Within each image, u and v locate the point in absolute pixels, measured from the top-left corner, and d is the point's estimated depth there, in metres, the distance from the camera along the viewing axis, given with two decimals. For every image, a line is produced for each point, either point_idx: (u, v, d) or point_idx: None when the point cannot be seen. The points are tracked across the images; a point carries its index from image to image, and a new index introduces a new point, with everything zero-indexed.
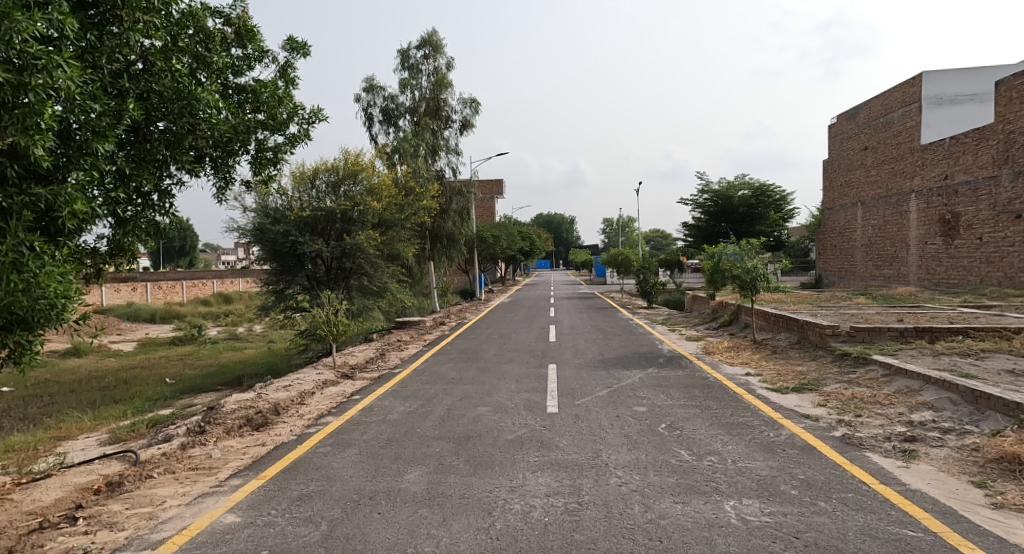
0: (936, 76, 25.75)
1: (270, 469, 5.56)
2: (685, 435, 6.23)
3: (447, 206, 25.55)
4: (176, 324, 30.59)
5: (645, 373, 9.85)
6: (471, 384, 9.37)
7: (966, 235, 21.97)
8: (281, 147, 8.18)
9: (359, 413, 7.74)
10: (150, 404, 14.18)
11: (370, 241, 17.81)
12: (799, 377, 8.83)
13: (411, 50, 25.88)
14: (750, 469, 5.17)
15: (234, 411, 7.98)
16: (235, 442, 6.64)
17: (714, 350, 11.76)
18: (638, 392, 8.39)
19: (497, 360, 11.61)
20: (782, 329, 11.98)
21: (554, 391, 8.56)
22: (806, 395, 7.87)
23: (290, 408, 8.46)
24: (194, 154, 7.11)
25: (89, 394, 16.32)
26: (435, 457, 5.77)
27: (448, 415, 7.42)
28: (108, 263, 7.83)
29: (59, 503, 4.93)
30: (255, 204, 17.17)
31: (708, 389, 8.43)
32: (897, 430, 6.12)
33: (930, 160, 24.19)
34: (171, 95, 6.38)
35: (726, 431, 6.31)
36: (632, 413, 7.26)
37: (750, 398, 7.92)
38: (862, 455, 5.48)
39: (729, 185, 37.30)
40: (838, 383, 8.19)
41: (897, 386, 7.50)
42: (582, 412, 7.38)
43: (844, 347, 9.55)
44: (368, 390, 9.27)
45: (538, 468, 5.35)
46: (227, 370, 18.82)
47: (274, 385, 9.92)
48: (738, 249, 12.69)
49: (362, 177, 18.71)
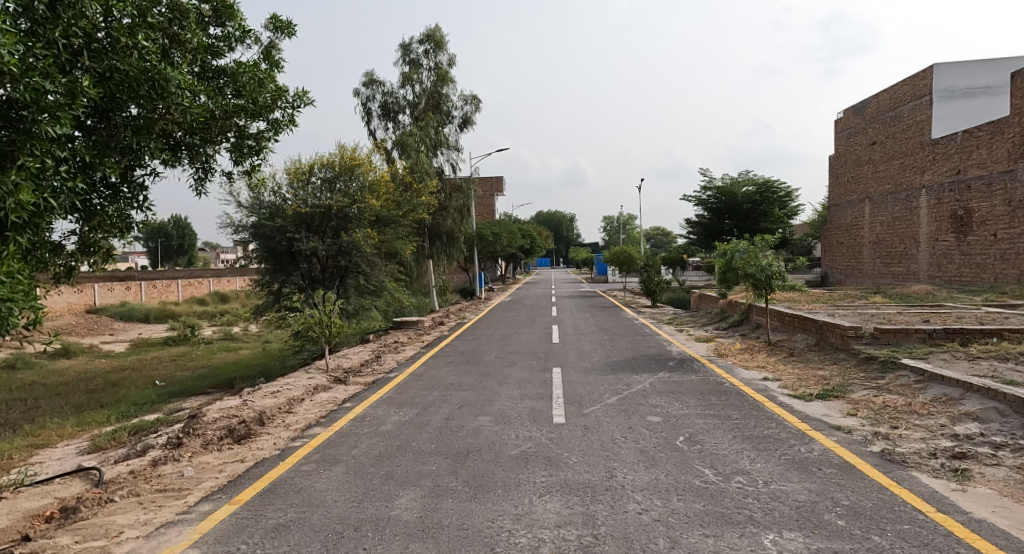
0: (947, 69, 25.10)
1: (245, 491, 4.96)
2: (707, 451, 5.64)
3: (447, 203, 24.94)
4: (169, 324, 29.87)
5: (655, 377, 9.26)
6: (471, 390, 8.76)
7: (980, 231, 21.38)
8: (264, 135, 7.54)
9: (349, 423, 7.14)
10: (136, 408, 13.61)
11: (368, 239, 17.32)
12: (822, 382, 8.24)
13: (412, 45, 25.26)
14: (785, 492, 4.61)
15: (215, 421, 7.41)
16: (212, 458, 6.02)
17: (726, 353, 11.15)
18: (651, 400, 7.79)
19: (498, 363, 11.00)
20: (798, 330, 11.38)
21: (560, 399, 7.95)
22: (832, 404, 7.29)
23: (276, 417, 7.86)
24: (165, 141, 6.50)
25: (76, 397, 15.71)
26: (430, 477, 5.17)
27: (445, 426, 6.84)
28: (82, 261, 7.24)
29: (2, 535, 4.35)
30: (249, 199, 16.62)
31: (726, 396, 7.84)
32: (942, 445, 5.53)
33: (942, 155, 23.56)
34: (137, 75, 5.78)
35: (751, 446, 5.72)
36: (646, 423, 6.69)
37: (771, 406, 7.33)
38: (909, 476, 4.89)
39: (733, 182, 36.66)
40: (866, 389, 7.61)
41: (934, 394, 6.90)
42: (591, 422, 6.79)
43: (868, 350, 8.94)
44: (360, 397, 8.67)
45: (546, 491, 4.78)
46: (220, 373, 18.19)
47: (262, 391, 9.33)
48: (750, 246, 12.07)
49: (359, 173, 17.99)
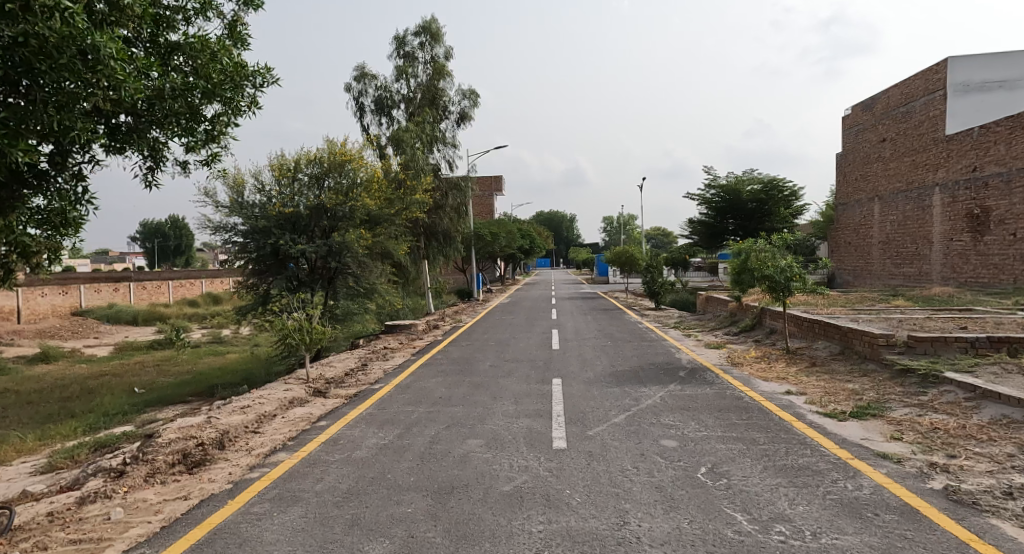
0: (963, 62, 24.14)
1: (176, 544, 4.10)
2: (736, 487, 4.75)
3: (443, 201, 24.06)
4: (157, 327, 28.94)
5: (665, 391, 8.35)
6: (461, 406, 7.86)
7: (998, 230, 20.49)
8: (222, 119, 6.69)
9: (320, 448, 6.26)
10: (105, 420, 12.70)
11: (360, 240, 16.43)
12: (854, 398, 7.34)
13: (408, 37, 24.34)
14: (841, 551, 3.72)
15: (168, 444, 6.52)
16: (150, 495, 5.09)
17: (741, 361, 10.24)
18: (663, 419, 6.88)
19: (492, 373, 10.09)
20: (819, 337, 10.48)
21: (560, 417, 7.04)
22: (870, 424, 6.40)
23: (241, 438, 6.96)
24: (94, 122, 5.60)
25: (47, 407, 14.78)
26: (404, 524, 4.30)
27: (428, 452, 5.94)
28: (19, 262, 6.42)
29: None
30: (229, 199, 15.76)
31: (748, 414, 6.93)
32: (1016, 482, 4.65)
33: (957, 152, 22.67)
34: (58, 42, 4.87)
35: (788, 482, 4.83)
36: (660, 449, 5.79)
37: (801, 427, 6.42)
38: (989, 525, 4.00)
39: (738, 180, 35.69)
40: (906, 407, 6.73)
41: (990, 415, 6.03)
42: (596, 448, 5.90)
43: (904, 361, 8.03)
44: (338, 414, 7.77)
45: (544, 546, 3.90)
46: (202, 379, 17.27)
47: (230, 406, 8.42)
48: (767, 245, 11.14)
49: (350, 170, 17.05)
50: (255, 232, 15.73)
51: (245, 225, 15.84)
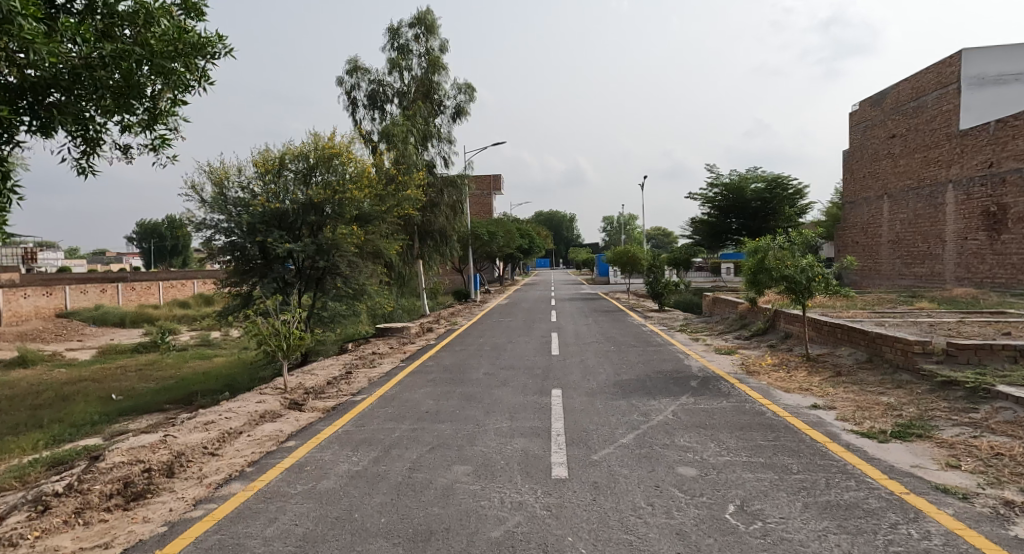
0: (977, 54, 23.31)
1: None
2: (775, 534, 3.89)
3: (437, 200, 23.12)
4: (143, 330, 27.95)
5: (677, 405, 7.46)
6: (449, 423, 6.98)
7: (1017, 228, 19.63)
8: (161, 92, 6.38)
9: (282, 476, 5.39)
10: (72, 430, 11.80)
11: (350, 238, 15.55)
12: (892, 414, 6.48)
13: (402, 28, 23.50)
14: None
15: (109, 469, 5.66)
16: (67, 542, 4.26)
17: (758, 370, 9.33)
18: (678, 439, 6.01)
19: (487, 383, 9.23)
20: (842, 343, 9.63)
21: (561, 438, 6.15)
22: (919, 447, 5.53)
23: (196, 460, 6.09)
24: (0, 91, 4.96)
25: (15, 415, 13.87)
26: None
27: (407, 483, 5.06)
28: None
29: None
30: (211, 194, 14.80)
31: (775, 434, 6.07)
32: None
33: (972, 147, 21.84)
34: None
35: (837, 528, 3.97)
36: (678, 480, 4.93)
37: (839, 452, 5.54)
38: None
39: (742, 178, 34.81)
40: (956, 426, 5.88)
41: None
42: (604, 478, 5.02)
43: (945, 371, 7.17)
44: (310, 432, 6.89)
45: None
46: (184, 385, 16.36)
47: (193, 421, 7.56)
48: (786, 243, 10.29)
49: (339, 165, 16.24)
50: (239, 230, 14.86)
51: (229, 222, 14.87)
